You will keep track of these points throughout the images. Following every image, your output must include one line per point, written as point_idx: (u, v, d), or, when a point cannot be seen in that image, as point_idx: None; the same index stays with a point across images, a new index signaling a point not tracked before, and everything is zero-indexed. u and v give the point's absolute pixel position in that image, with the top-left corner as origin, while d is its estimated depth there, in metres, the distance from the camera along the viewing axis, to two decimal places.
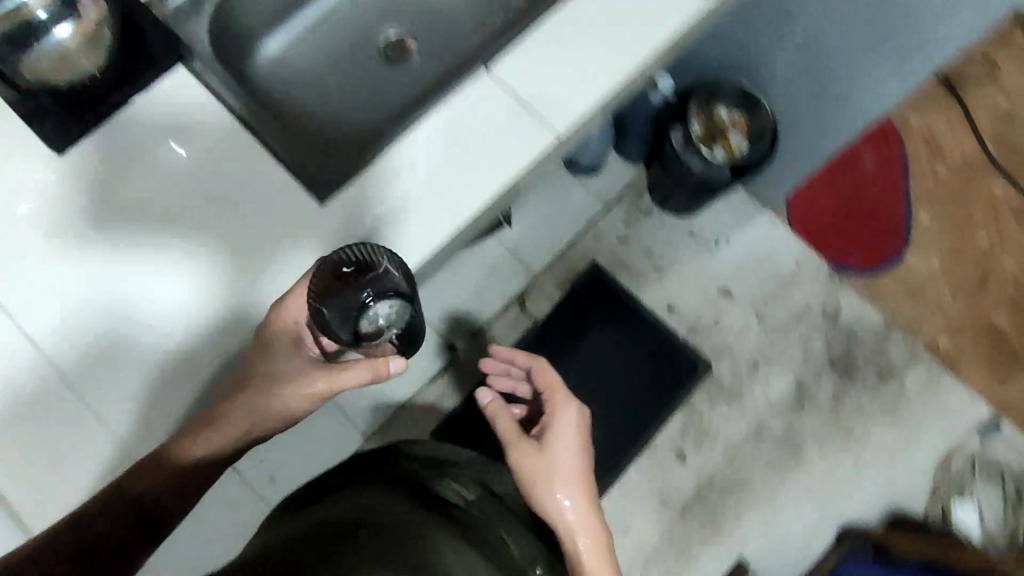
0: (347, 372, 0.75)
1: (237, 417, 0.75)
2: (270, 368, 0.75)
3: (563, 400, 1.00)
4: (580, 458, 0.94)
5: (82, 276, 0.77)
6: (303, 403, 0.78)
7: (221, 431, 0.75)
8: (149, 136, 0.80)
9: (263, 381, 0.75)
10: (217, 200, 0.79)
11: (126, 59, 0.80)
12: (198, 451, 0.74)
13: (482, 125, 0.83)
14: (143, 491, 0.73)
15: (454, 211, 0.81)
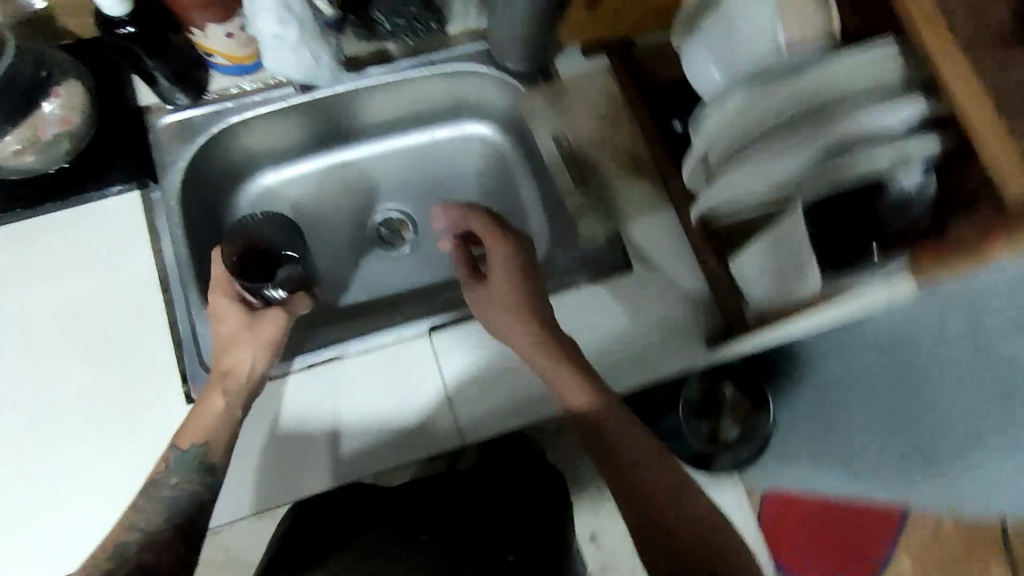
0: (269, 329, 0.68)
1: (227, 328, 0.69)
2: (225, 309, 0.69)
3: (536, 331, 0.69)
4: (588, 382, 0.66)
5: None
6: (275, 327, 0.69)
7: (224, 349, 0.68)
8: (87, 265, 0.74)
9: (229, 325, 0.69)
10: (137, 323, 0.71)
11: (75, 182, 0.75)
12: (247, 363, 0.67)
13: (414, 386, 0.71)
14: (199, 450, 0.64)
15: (355, 472, 0.68)
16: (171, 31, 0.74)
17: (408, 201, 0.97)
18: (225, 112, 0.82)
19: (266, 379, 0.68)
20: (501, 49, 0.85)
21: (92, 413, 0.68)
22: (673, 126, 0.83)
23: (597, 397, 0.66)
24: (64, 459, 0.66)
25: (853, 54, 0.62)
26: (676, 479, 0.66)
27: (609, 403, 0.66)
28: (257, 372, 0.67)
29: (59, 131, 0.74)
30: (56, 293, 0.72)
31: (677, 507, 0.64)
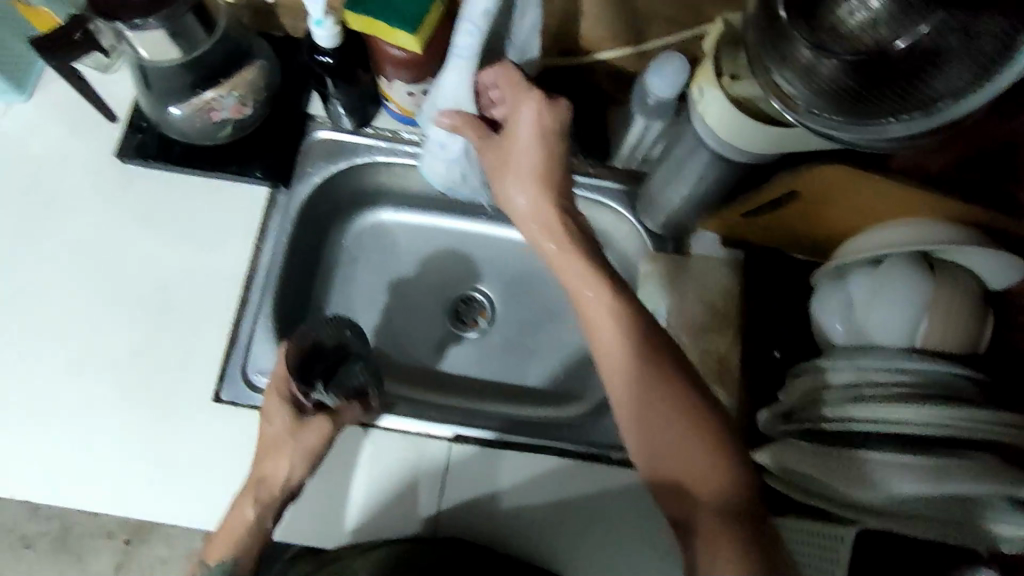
0: (306, 436, 0.71)
1: (277, 428, 0.72)
2: (277, 410, 0.72)
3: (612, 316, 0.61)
4: (677, 387, 0.57)
5: (94, 339, 0.77)
6: (317, 436, 0.71)
7: (267, 450, 0.71)
8: (223, 238, 0.81)
9: (276, 427, 0.71)
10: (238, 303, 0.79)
11: (233, 160, 0.81)
12: (284, 472, 0.69)
13: (420, 489, 0.75)
14: (227, 565, 0.67)
15: (372, 535, 0.74)
16: (364, 70, 0.78)
17: (494, 292, 0.94)
18: (376, 150, 0.86)
19: (297, 488, 0.71)
20: (644, 203, 0.83)
21: (175, 374, 0.76)
22: (774, 355, 0.78)
23: (676, 400, 0.56)
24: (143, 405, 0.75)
25: (955, 412, 0.58)
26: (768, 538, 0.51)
27: (695, 413, 0.56)
28: (292, 480, 0.70)
29: (227, 117, 0.78)
30: (160, 250, 0.80)
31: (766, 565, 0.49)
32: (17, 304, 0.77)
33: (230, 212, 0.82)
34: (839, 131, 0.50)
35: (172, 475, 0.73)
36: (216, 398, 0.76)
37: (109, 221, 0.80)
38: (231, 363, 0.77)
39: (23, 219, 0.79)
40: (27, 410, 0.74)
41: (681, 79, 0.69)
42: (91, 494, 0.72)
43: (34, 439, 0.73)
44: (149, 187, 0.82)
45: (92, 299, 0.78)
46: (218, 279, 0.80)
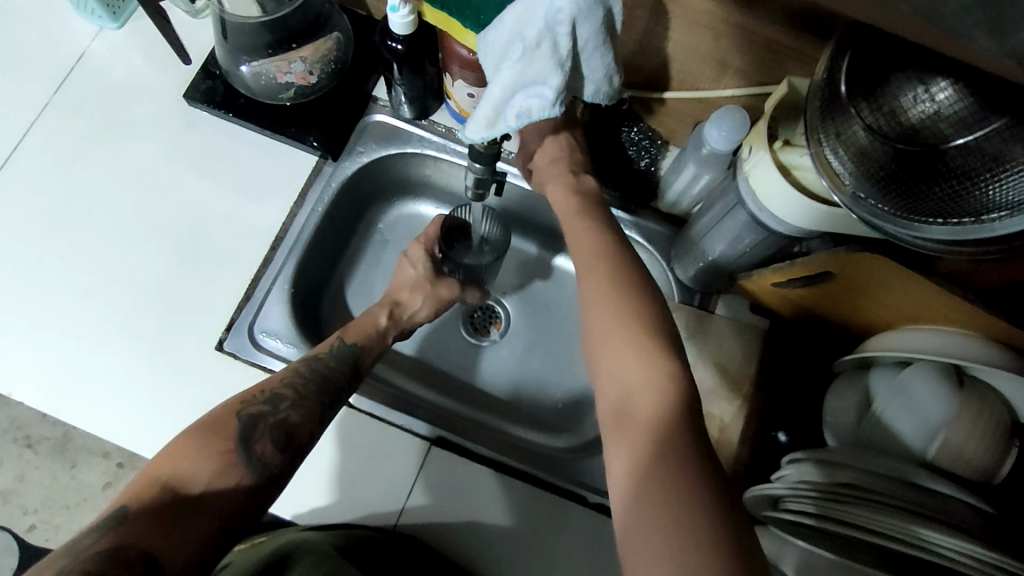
0: (442, 284, 0.85)
1: (415, 274, 0.84)
2: (421, 259, 0.85)
3: (604, 287, 0.60)
4: (645, 328, 0.57)
5: (123, 265, 0.80)
6: (450, 289, 0.86)
7: (401, 287, 0.83)
8: (265, 195, 0.83)
9: (417, 272, 0.84)
10: (262, 262, 0.81)
11: (288, 123, 0.83)
12: (416, 305, 0.83)
13: (393, 476, 0.76)
14: (356, 350, 0.74)
15: (336, 511, 0.74)
16: (431, 64, 0.80)
17: (514, 305, 0.94)
18: (427, 142, 0.87)
19: (414, 329, 0.83)
20: (679, 251, 0.82)
21: (186, 316, 0.78)
22: (779, 438, 0.74)
23: (645, 359, 0.54)
24: (149, 341, 0.77)
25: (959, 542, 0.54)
26: (713, 478, 0.47)
27: (664, 374, 0.53)
28: (417, 318, 0.83)
29: (292, 81, 0.80)
30: (204, 193, 0.83)
31: (712, 499, 0.46)
32: (65, 219, 0.80)
33: (275, 171, 0.84)
34: (894, 224, 0.48)
35: (161, 411, 0.75)
36: (219, 346, 0.77)
37: (164, 159, 0.83)
38: (242, 316, 0.79)
39: (87, 138, 0.83)
40: (45, 317, 0.77)
41: (738, 134, 0.68)
42: (85, 411, 0.74)
43: (46, 346, 0.76)
44: (208, 134, 0.84)
45: (132, 227, 0.81)
46: (249, 234, 0.82)
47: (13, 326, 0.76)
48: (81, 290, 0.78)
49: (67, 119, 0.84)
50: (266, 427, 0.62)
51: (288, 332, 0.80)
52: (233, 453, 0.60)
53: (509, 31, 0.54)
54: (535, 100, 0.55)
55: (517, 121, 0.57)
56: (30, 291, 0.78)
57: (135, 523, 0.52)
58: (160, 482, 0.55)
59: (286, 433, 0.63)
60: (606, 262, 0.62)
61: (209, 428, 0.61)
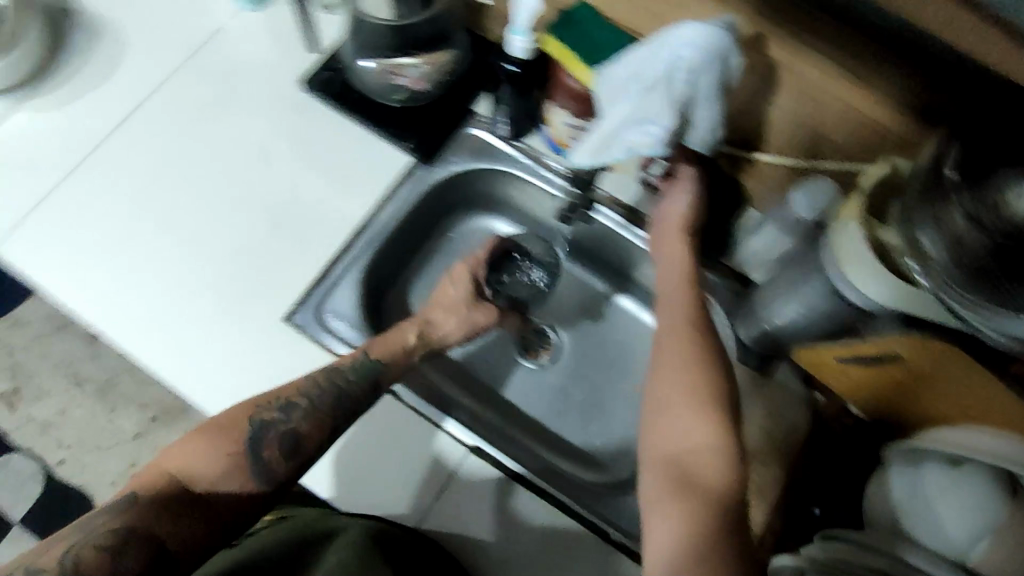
0: (479, 309, 0.86)
1: (455, 296, 0.85)
2: (464, 279, 0.87)
3: (690, 373, 0.67)
4: (717, 422, 0.64)
5: (215, 225, 0.84)
6: (486, 315, 0.86)
7: (439, 306, 0.84)
8: (356, 185, 0.86)
9: (457, 293, 0.86)
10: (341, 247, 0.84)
11: (391, 124, 0.87)
12: (449, 327, 0.83)
13: (424, 476, 0.77)
14: (377, 365, 0.73)
15: (366, 498, 0.76)
16: (537, 90, 0.83)
17: (567, 333, 0.96)
18: (517, 164, 0.90)
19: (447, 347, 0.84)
20: (741, 311, 0.82)
21: (263, 285, 0.82)
22: (814, 512, 0.74)
23: (714, 456, 0.62)
24: (226, 302, 0.81)
25: None
26: None
27: (728, 473, 0.61)
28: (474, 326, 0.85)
29: (404, 84, 0.84)
30: (301, 172, 0.86)
31: None
32: (171, 172, 0.85)
33: (370, 163, 0.87)
34: (975, 313, 0.49)
35: (226, 368, 0.79)
36: (288, 318, 0.81)
37: (270, 134, 0.87)
38: (313, 294, 0.82)
39: (205, 104, 0.88)
40: (138, 262, 0.82)
41: (824, 204, 0.70)
42: (154, 354, 0.79)
43: (133, 288, 0.81)
44: (315, 117, 0.88)
45: (229, 192, 0.85)
46: (335, 218, 0.85)
47: (108, 263, 0.82)
48: (173, 243, 0.83)
49: (191, 82, 0.89)
50: (276, 434, 0.66)
51: (353, 317, 0.83)
52: (240, 456, 0.64)
53: (632, 69, 0.57)
54: (644, 137, 0.58)
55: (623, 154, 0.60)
56: (129, 235, 0.83)
57: (143, 510, 0.58)
58: (169, 476, 0.61)
59: (294, 442, 0.66)
60: (691, 347, 0.69)
61: (222, 427, 0.65)
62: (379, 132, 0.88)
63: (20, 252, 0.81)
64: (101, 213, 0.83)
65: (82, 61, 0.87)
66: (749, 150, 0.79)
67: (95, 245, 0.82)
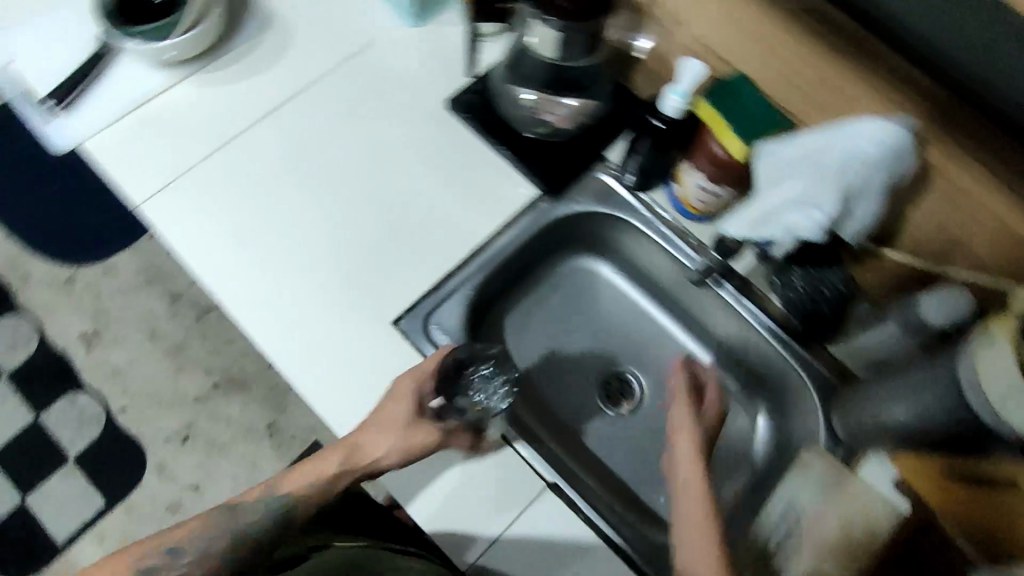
0: (421, 430, 0.75)
1: (393, 413, 0.75)
2: (407, 397, 0.76)
3: (704, 535, 0.67)
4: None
5: (342, 218, 0.86)
6: (429, 439, 0.75)
7: (382, 422, 0.75)
8: (481, 206, 0.89)
9: (401, 409, 0.75)
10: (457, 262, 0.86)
11: (524, 154, 0.90)
12: (376, 453, 0.74)
13: (501, 502, 0.77)
14: (291, 505, 0.76)
15: (442, 513, 0.76)
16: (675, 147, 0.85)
17: (650, 385, 0.96)
18: (638, 213, 0.91)
19: (381, 471, 0.75)
20: (841, 400, 0.82)
21: (378, 284, 0.84)
22: None
23: None
24: (341, 294, 0.83)
25: None
26: None
27: None
28: None
29: (549, 120, 0.86)
30: (430, 184, 0.89)
31: None
32: (310, 161, 0.89)
33: (497, 186, 0.90)
34: None
35: (330, 359, 0.80)
36: (396, 321, 0.83)
37: (408, 142, 0.90)
38: (424, 301, 0.84)
39: (352, 105, 0.92)
40: (265, 241, 0.85)
41: (959, 314, 0.69)
42: (265, 333, 0.81)
43: (257, 265, 0.84)
44: (452, 135, 0.91)
45: (360, 190, 0.88)
46: (456, 234, 0.87)
47: (239, 237, 0.85)
48: (301, 228, 0.86)
49: (343, 81, 0.93)
50: (212, 554, 0.73)
51: (455, 331, 0.84)
52: (195, 565, 0.73)
53: (807, 162, 0.69)
54: (806, 219, 0.70)
55: (776, 233, 0.74)
56: (261, 213, 0.86)
57: None
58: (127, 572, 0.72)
59: (221, 556, 0.73)
60: (700, 507, 0.70)
61: (203, 522, 0.74)
62: (511, 159, 0.90)
63: (162, 213, 0.85)
64: (241, 188, 0.87)
65: (251, 49, 0.93)
66: (880, 243, 0.79)
67: (229, 217, 0.86)
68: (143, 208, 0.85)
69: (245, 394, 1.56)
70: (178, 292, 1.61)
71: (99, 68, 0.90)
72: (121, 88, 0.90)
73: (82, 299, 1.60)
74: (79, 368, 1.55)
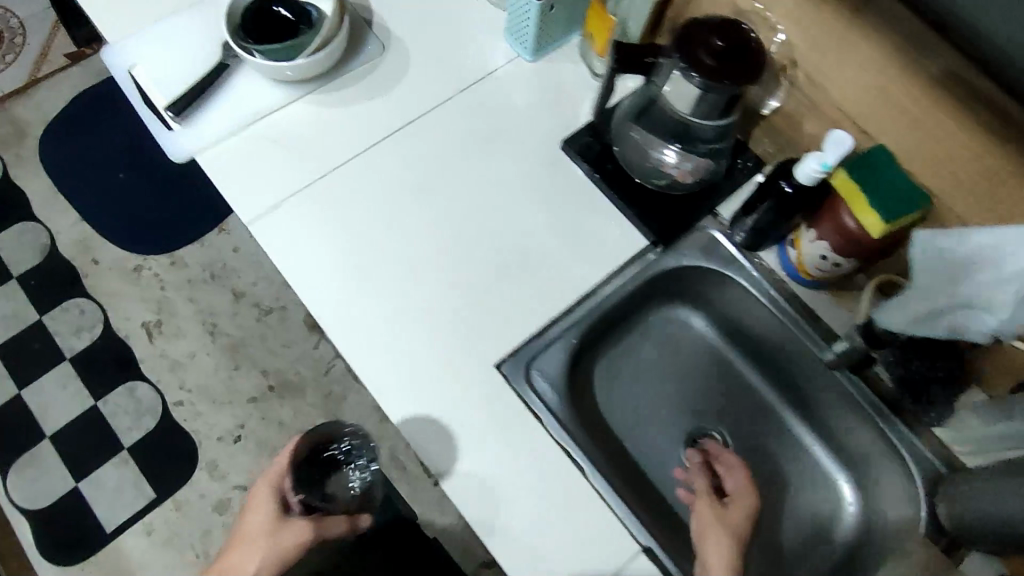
0: (290, 534, 0.82)
1: (262, 520, 0.83)
2: (267, 505, 0.84)
3: None
4: None
5: (451, 255, 0.86)
6: (296, 535, 0.82)
7: (241, 536, 0.84)
8: (589, 252, 0.88)
9: (262, 518, 0.84)
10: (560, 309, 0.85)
11: (634, 203, 0.88)
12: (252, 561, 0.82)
13: (592, 562, 0.76)
14: None
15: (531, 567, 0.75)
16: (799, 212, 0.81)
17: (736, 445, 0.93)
18: (744, 273, 0.88)
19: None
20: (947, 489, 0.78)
21: (482, 324, 0.84)
22: None
23: None
24: (444, 330, 0.83)
25: None
26: None
27: None
28: None
29: (671, 173, 0.84)
30: (539, 226, 0.88)
31: None
32: (421, 193, 0.89)
33: (605, 233, 0.88)
34: None
35: (430, 396, 0.80)
36: (498, 364, 0.82)
37: (520, 182, 0.90)
38: (527, 347, 0.83)
39: (465, 139, 0.91)
40: (373, 270, 0.85)
41: None
42: (368, 363, 0.81)
43: (363, 293, 0.84)
44: (563, 177, 0.91)
45: (469, 227, 0.88)
46: (561, 280, 0.86)
47: (346, 263, 0.85)
48: (409, 260, 0.86)
49: (459, 113, 0.92)
50: None
51: (555, 379, 0.84)
52: None
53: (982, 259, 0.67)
54: (974, 323, 0.70)
55: (942, 331, 0.72)
56: (370, 241, 0.86)
57: None
58: None
59: None
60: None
61: None
62: (621, 207, 0.89)
63: (271, 234, 0.85)
64: (350, 215, 0.87)
65: (369, 71, 0.93)
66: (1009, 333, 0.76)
67: (339, 241, 0.86)
68: (253, 226, 0.85)
69: (298, 398, 1.54)
70: (241, 291, 1.61)
71: (219, 79, 0.90)
72: (239, 102, 0.90)
73: (147, 289, 1.60)
74: (139, 358, 1.56)
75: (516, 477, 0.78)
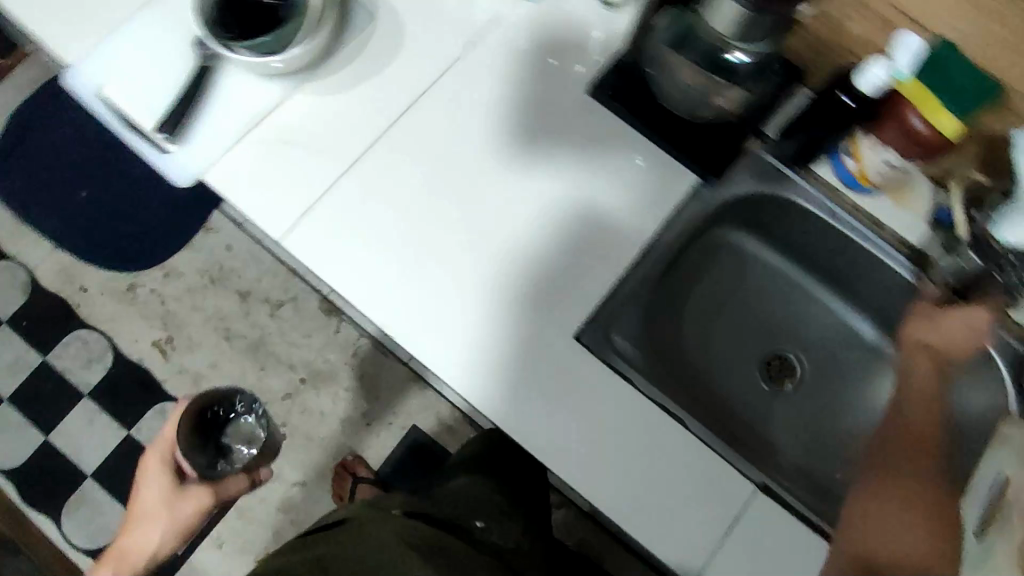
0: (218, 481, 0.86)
1: (155, 496, 0.84)
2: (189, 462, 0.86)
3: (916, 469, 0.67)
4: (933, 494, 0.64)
5: (502, 230, 0.81)
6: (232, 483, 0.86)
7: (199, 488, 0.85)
8: (643, 199, 0.83)
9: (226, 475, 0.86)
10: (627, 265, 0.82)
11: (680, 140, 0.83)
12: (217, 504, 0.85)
13: (710, 510, 0.77)
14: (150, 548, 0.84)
15: (654, 528, 0.76)
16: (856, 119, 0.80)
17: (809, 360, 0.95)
18: (801, 190, 0.86)
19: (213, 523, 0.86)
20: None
21: (550, 298, 0.80)
22: None
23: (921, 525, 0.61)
24: (514, 312, 0.79)
25: None
26: None
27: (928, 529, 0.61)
28: None
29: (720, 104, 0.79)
30: (586, 182, 0.83)
31: None
32: (455, 170, 0.82)
33: (656, 176, 0.84)
34: None
35: (517, 383, 0.78)
36: (578, 336, 0.80)
37: (555, 138, 0.84)
38: (604, 310, 0.81)
39: (488, 101, 0.84)
40: (424, 263, 0.80)
41: None
42: (443, 361, 0.78)
43: (420, 290, 0.79)
44: (600, 123, 0.84)
45: (514, 197, 0.82)
46: (621, 234, 0.82)
47: (395, 262, 0.80)
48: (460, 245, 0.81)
49: (473, 73, 0.84)
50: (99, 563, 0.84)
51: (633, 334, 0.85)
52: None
53: None
54: None
55: None
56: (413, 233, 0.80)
57: None
58: None
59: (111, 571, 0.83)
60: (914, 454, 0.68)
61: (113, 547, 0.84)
62: (666, 145, 0.84)
63: (309, 247, 0.79)
64: (386, 209, 0.81)
65: (365, 45, 0.84)
66: None
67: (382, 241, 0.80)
68: (285, 243, 0.79)
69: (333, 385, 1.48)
70: (247, 289, 1.51)
71: (205, 84, 0.81)
72: (232, 106, 0.81)
73: (148, 306, 1.50)
74: (159, 378, 1.48)
75: (618, 446, 0.77)
